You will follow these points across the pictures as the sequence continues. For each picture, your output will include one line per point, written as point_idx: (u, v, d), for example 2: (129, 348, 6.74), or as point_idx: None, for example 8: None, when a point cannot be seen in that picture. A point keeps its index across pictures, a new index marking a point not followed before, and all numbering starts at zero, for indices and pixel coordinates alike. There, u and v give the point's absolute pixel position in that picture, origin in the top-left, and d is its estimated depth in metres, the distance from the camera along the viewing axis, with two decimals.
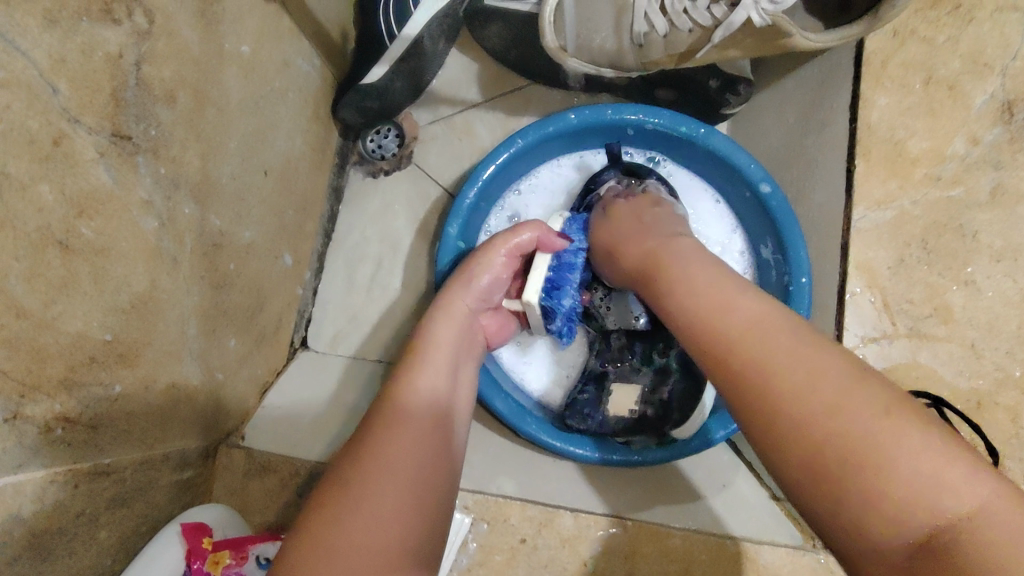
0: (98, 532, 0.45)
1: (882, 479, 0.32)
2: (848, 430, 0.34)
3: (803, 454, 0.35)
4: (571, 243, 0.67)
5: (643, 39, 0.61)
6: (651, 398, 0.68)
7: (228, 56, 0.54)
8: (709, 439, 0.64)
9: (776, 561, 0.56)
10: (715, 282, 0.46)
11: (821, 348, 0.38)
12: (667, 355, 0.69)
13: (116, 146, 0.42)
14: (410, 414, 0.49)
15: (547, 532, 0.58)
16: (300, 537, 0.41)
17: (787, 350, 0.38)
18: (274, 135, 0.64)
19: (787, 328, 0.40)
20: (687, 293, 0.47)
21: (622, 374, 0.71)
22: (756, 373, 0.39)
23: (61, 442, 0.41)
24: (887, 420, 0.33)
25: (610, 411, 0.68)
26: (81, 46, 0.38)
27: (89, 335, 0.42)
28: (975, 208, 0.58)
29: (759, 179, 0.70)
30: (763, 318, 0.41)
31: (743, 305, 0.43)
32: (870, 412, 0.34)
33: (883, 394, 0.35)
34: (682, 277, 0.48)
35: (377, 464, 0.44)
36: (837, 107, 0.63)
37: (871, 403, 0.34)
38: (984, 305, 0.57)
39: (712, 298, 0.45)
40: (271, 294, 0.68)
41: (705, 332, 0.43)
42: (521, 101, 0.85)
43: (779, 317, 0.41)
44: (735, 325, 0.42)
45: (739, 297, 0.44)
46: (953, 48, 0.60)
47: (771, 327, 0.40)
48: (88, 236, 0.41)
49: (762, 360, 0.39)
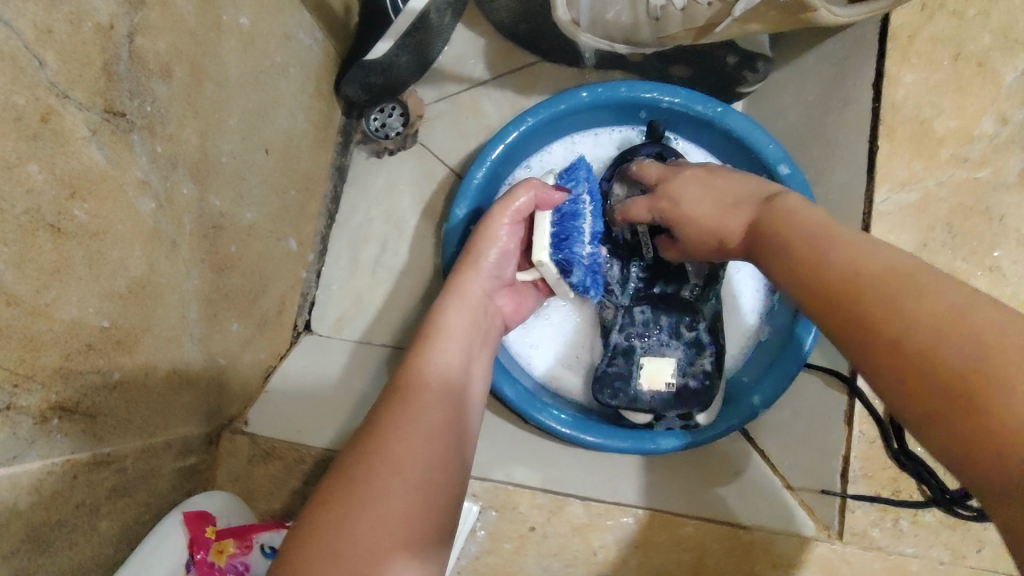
0: (99, 522, 0.44)
1: (983, 416, 0.27)
2: (944, 367, 0.30)
3: (902, 397, 0.31)
4: (569, 194, 0.63)
5: (660, 12, 0.57)
6: (691, 372, 0.65)
7: (226, 29, 0.52)
8: (727, 425, 0.63)
9: (791, 551, 0.54)
10: (811, 237, 0.42)
11: (940, 283, 0.33)
12: (695, 329, 0.66)
13: (109, 124, 0.40)
14: (424, 399, 0.48)
15: (556, 520, 0.56)
16: (306, 513, 0.41)
17: (883, 294, 0.35)
18: (275, 111, 0.61)
19: (887, 268, 0.36)
20: (778, 252, 0.44)
21: (650, 348, 0.66)
22: (855, 324, 0.35)
23: (58, 433, 0.40)
24: (989, 348, 0.29)
25: (644, 385, 0.64)
26: (69, 15, 0.36)
27: (85, 322, 0.40)
28: (1003, 189, 0.56)
29: (778, 160, 0.66)
30: (868, 264, 0.37)
31: (847, 257, 0.38)
32: (968, 340, 0.30)
33: (985, 327, 0.30)
34: (784, 225, 0.45)
35: (395, 446, 0.44)
36: (861, 83, 0.61)
37: (978, 338, 0.29)
38: (1010, 291, 0.56)
39: (815, 242, 0.41)
40: (273, 277, 0.66)
41: (808, 299, 0.40)
42: (531, 77, 0.82)
43: (884, 255, 0.37)
44: (833, 278, 0.38)
45: (835, 243, 0.40)
46: (983, 22, 0.58)
47: (868, 271, 0.36)
48: (82, 218, 0.39)
49: (856, 310, 0.36)
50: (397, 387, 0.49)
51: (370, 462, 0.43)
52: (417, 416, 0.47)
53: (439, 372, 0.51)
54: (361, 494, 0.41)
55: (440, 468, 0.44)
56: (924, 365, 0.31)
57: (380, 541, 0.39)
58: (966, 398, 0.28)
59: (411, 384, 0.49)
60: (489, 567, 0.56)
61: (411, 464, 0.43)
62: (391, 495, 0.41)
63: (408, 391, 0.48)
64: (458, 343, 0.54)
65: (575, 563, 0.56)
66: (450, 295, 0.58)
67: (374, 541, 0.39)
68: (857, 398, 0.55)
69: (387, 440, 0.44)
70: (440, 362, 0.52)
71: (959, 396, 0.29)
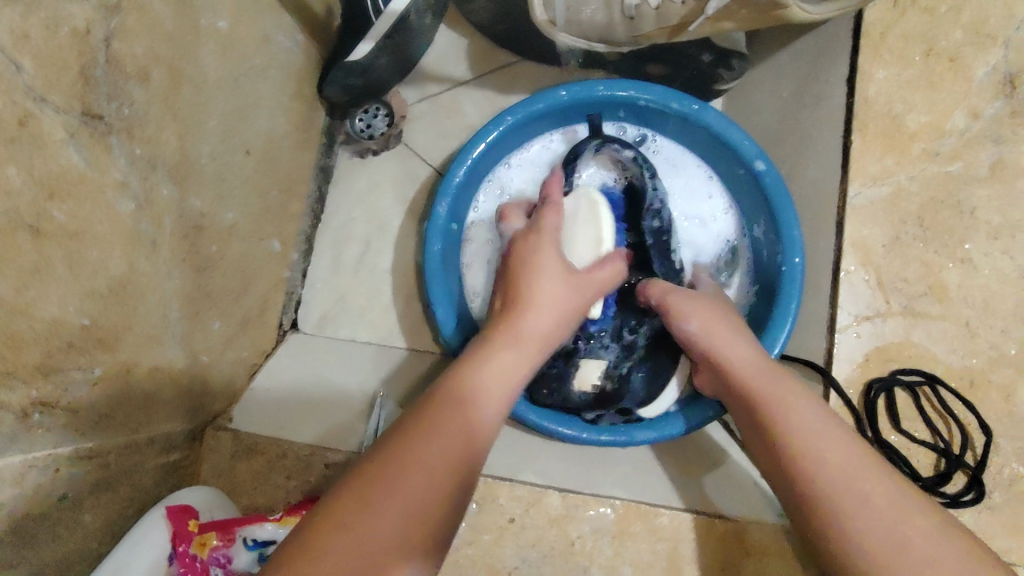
0: (83, 516, 0.45)
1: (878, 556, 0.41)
2: (869, 531, 0.42)
3: (828, 531, 0.43)
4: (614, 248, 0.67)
5: (634, 11, 0.58)
6: (613, 374, 0.69)
7: (204, 33, 0.53)
8: (679, 425, 0.65)
9: (764, 541, 0.55)
10: (808, 434, 0.48)
11: (856, 455, 0.46)
12: (635, 333, 0.71)
13: (87, 126, 0.41)
14: (460, 420, 0.45)
15: (535, 511, 0.58)
16: (321, 511, 0.38)
17: (828, 453, 0.46)
18: (254, 113, 0.62)
19: (831, 428, 0.48)
20: (777, 415, 0.50)
21: (589, 350, 0.70)
22: (801, 493, 0.46)
23: (40, 427, 0.41)
24: (892, 519, 0.42)
25: (575, 386, 0.68)
26: (45, 21, 0.37)
27: (65, 320, 0.41)
28: (974, 183, 0.57)
29: (753, 156, 0.67)
30: (821, 432, 0.48)
31: (804, 419, 0.49)
32: (882, 505, 0.42)
33: (901, 508, 0.42)
34: (786, 396, 0.51)
35: (419, 450, 0.42)
36: (834, 80, 0.61)
37: (889, 510, 0.42)
38: (980, 284, 0.56)
39: (810, 433, 0.48)
40: (256, 276, 0.67)
41: (791, 472, 0.47)
42: (512, 76, 0.83)
43: (826, 415, 0.49)
44: (801, 480, 0.46)
45: (812, 413, 0.49)
46: (954, 17, 0.58)
47: (822, 447, 0.47)
48: (60, 219, 0.40)
49: (810, 483, 0.46)
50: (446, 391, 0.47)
51: (393, 459, 0.41)
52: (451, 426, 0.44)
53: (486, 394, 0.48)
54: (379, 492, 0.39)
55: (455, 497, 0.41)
56: (844, 515, 0.43)
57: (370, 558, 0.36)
58: (877, 550, 0.41)
59: (457, 393, 0.47)
60: (469, 560, 0.56)
61: (431, 479, 0.41)
62: (402, 488, 0.39)
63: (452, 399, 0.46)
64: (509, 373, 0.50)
65: (554, 554, 0.56)
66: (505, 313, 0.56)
67: (377, 531, 0.37)
68: (830, 387, 0.56)
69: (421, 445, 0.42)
70: (490, 384, 0.49)
71: (878, 552, 0.41)
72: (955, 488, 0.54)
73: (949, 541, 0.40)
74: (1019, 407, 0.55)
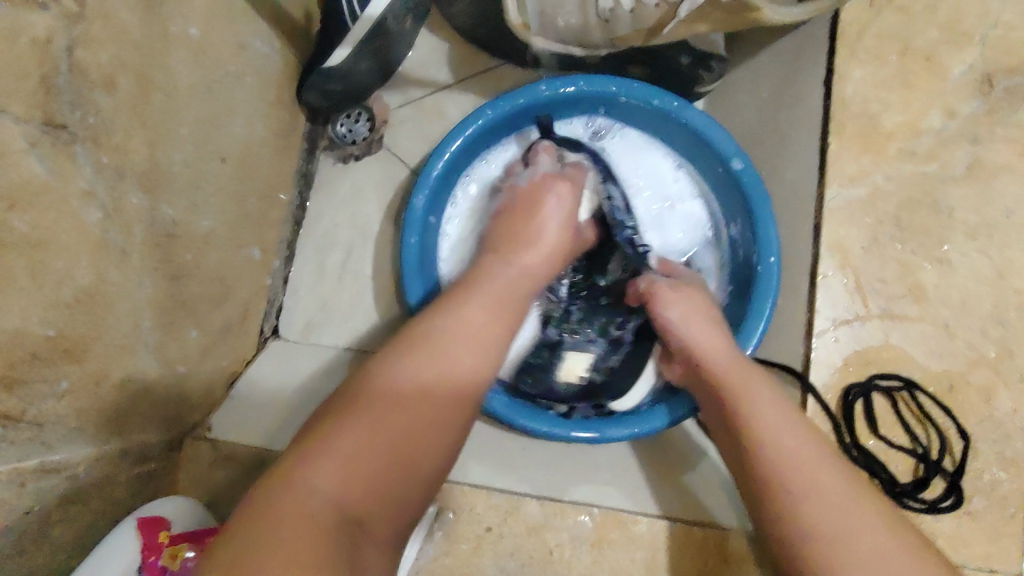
0: (50, 530, 0.45)
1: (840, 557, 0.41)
2: (829, 533, 0.42)
3: (789, 529, 0.43)
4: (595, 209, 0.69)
5: (609, 14, 0.59)
6: (600, 367, 0.70)
7: (174, 40, 0.52)
8: (651, 427, 0.63)
9: (746, 547, 0.55)
10: (776, 432, 0.47)
11: (821, 456, 0.46)
12: (622, 329, 0.72)
13: (48, 136, 0.41)
14: (401, 392, 0.44)
15: (513, 521, 0.57)
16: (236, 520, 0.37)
17: (794, 451, 0.46)
18: (229, 119, 0.62)
19: (798, 427, 0.48)
20: (749, 412, 0.49)
21: (576, 343, 0.72)
22: (765, 490, 0.46)
23: (4, 441, 0.40)
24: (854, 524, 0.42)
25: (560, 377, 0.70)
26: (3, 31, 0.37)
27: (29, 331, 0.41)
28: (951, 182, 0.57)
29: (731, 155, 0.66)
30: (788, 431, 0.47)
31: (772, 417, 0.48)
32: (844, 510, 0.42)
33: (861, 510, 0.42)
34: (755, 393, 0.50)
35: (357, 444, 0.40)
36: (813, 81, 0.61)
37: (853, 514, 0.42)
38: (957, 284, 0.56)
39: (777, 430, 0.47)
40: (235, 284, 0.67)
41: (758, 468, 0.47)
42: (494, 80, 0.83)
43: (793, 413, 0.49)
44: (767, 477, 0.46)
45: (781, 411, 0.49)
46: (931, 17, 0.58)
47: (789, 446, 0.46)
48: (22, 229, 0.40)
49: (775, 481, 0.45)
50: (373, 376, 0.44)
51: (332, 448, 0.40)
52: (398, 401, 0.43)
53: (431, 376, 0.45)
54: (284, 516, 0.36)
55: (404, 484, 0.41)
56: (807, 515, 0.43)
57: (307, 528, 0.36)
58: (835, 551, 0.41)
59: (396, 375, 0.44)
60: (447, 569, 0.56)
61: (363, 469, 0.40)
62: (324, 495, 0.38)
63: (385, 393, 0.43)
64: (475, 349, 0.48)
65: (533, 562, 0.56)
66: (473, 288, 0.53)
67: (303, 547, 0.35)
68: (809, 394, 0.56)
69: (371, 417, 0.42)
70: (444, 360, 0.46)
71: (834, 552, 0.41)
72: (934, 494, 0.54)
73: (909, 548, 0.41)
74: (997, 409, 0.55)
